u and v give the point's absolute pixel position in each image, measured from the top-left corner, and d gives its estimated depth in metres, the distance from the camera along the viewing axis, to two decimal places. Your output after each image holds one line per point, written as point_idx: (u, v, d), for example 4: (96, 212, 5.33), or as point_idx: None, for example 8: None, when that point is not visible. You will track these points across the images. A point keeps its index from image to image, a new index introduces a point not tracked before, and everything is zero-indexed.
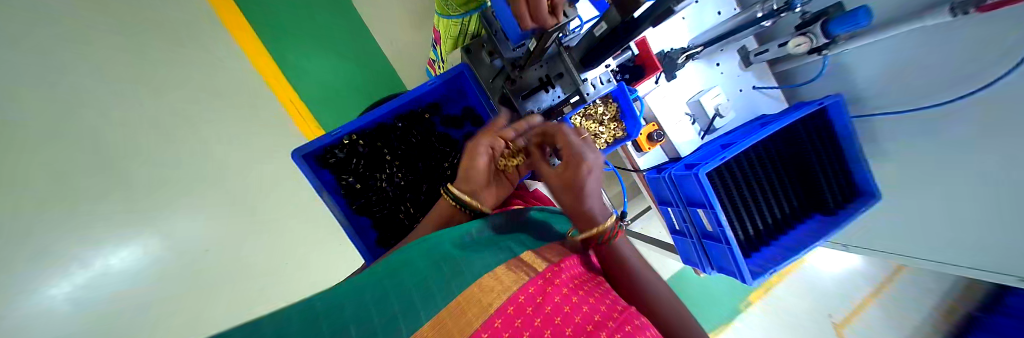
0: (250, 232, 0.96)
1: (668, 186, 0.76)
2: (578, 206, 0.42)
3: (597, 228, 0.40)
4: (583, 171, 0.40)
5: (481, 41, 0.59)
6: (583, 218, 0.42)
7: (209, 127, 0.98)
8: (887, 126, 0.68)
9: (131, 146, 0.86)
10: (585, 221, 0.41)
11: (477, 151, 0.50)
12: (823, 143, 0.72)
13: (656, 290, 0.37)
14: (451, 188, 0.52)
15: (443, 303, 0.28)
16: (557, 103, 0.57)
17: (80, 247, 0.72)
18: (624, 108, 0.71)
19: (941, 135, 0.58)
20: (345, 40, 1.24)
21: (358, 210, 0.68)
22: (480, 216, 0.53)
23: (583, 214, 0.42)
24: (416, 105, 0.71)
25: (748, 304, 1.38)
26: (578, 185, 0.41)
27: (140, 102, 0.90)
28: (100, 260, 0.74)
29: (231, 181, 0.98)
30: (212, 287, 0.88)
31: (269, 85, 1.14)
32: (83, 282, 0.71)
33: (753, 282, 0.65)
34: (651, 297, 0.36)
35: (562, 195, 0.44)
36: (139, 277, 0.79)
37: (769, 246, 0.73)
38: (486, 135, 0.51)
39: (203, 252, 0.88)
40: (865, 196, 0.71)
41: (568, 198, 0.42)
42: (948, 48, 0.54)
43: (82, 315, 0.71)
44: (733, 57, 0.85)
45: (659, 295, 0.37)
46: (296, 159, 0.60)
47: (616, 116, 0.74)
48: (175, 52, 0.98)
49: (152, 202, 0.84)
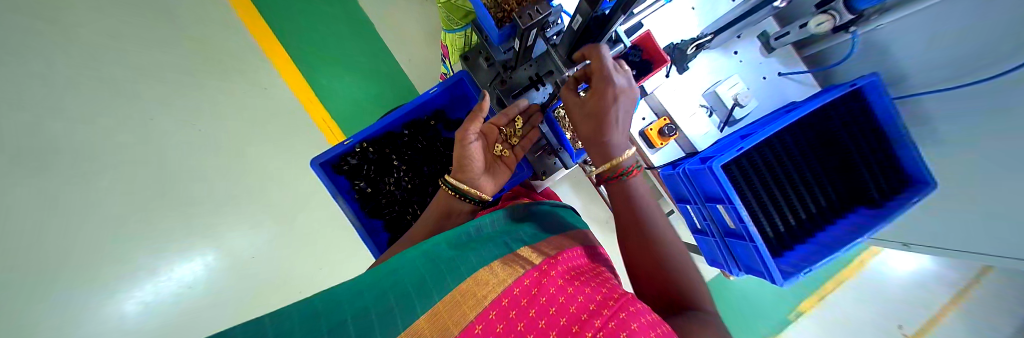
0: (284, 241, 1.08)
1: (684, 182, 0.73)
2: (597, 135, 0.45)
3: (611, 160, 0.45)
4: (608, 101, 0.44)
5: (479, 49, 0.63)
6: (603, 150, 0.46)
7: (250, 145, 1.10)
8: (935, 103, 0.59)
9: (193, 165, 1.04)
10: (602, 155, 0.46)
11: (465, 138, 0.52)
12: (857, 129, 0.65)
13: (673, 257, 0.40)
14: (447, 179, 0.55)
15: (438, 295, 0.27)
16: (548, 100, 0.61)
17: (161, 250, 0.94)
18: None
19: (995, 115, 0.49)
20: (367, 58, 1.29)
21: (370, 213, 0.73)
22: (481, 202, 0.57)
23: (601, 146, 0.46)
24: (424, 114, 0.78)
25: (799, 314, 1.23)
26: (600, 112, 0.45)
27: (199, 127, 1.08)
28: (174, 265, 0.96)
29: (269, 194, 1.09)
30: (253, 286, 1.02)
31: (301, 102, 1.21)
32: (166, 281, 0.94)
33: (785, 283, 0.59)
34: (661, 249, 0.40)
35: (581, 126, 0.48)
36: (194, 278, 0.97)
37: (804, 244, 0.65)
38: (475, 121, 0.53)
39: (246, 256, 1.03)
40: (917, 184, 0.61)
41: (587, 126, 0.47)
42: (994, 20, 0.47)
43: (167, 300, 0.93)
44: (751, 44, 0.80)
45: (675, 261, 0.39)
46: (314, 166, 0.68)
47: None
48: (226, 83, 1.14)
49: (207, 212, 1.01)
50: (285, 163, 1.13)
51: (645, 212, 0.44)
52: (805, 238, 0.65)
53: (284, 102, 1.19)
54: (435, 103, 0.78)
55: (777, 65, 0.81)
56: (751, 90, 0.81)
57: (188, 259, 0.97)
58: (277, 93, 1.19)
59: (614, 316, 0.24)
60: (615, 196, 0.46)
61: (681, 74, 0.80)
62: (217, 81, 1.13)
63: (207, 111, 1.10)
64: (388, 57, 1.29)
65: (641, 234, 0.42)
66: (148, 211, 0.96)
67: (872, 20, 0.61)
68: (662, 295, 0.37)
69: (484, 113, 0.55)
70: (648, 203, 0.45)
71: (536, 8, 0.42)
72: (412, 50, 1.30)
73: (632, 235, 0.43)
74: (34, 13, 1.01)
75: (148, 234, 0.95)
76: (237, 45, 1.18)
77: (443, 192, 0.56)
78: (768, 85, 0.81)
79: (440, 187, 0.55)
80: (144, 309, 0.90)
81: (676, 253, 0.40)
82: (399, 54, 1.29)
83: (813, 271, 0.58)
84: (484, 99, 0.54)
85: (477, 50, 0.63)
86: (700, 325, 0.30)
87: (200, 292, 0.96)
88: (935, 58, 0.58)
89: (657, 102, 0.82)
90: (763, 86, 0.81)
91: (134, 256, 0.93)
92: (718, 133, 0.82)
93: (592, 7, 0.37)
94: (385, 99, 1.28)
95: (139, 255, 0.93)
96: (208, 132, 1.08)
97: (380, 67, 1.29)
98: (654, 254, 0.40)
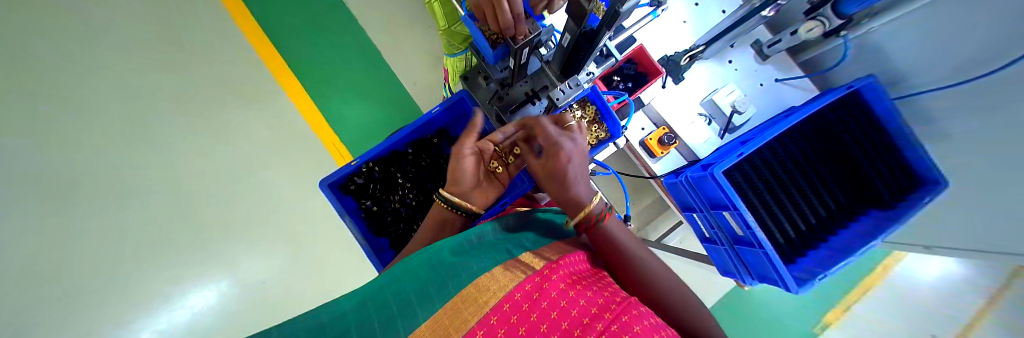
0: (295, 265, 1.09)
1: (689, 190, 0.73)
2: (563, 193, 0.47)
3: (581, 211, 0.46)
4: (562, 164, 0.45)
5: (477, 69, 0.66)
6: (573, 204, 0.47)
7: (263, 172, 1.14)
8: (935, 100, 0.59)
9: (210, 193, 1.08)
10: (573, 207, 0.47)
11: (461, 152, 0.55)
12: (860, 128, 0.65)
13: (666, 289, 0.39)
14: (440, 192, 0.57)
15: (440, 303, 0.28)
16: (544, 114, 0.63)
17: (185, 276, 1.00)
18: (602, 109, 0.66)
19: (996, 109, 0.49)
20: (375, 81, 1.32)
21: (376, 232, 0.75)
22: (473, 215, 0.59)
23: (569, 200, 0.47)
24: (428, 132, 0.81)
25: (826, 327, 1.18)
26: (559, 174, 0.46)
27: (214, 155, 1.12)
28: (190, 292, 0.99)
29: (281, 217, 1.12)
30: (264, 312, 1.03)
31: (312, 127, 1.24)
32: (184, 308, 0.98)
33: (800, 290, 0.56)
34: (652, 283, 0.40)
35: (549, 186, 0.49)
36: (211, 304, 1.00)
37: (817, 249, 0.63)
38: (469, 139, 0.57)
39: (259, 281, 1.05)
40: (928, 182, 0.59)
41: (554, 187, 0.48)
42: (981, 22, 0.48)
43: (187, 325, 0.97)
44: (745, 52, 0.81)
45: (670, 295, 0.38)
46: (322, 187, 0.70)
47: (595, 118, 0.69)
48: (241, 111, 1.18)
49: (228, 237, 1.06)
50: (296, 187, 1.16)
51: (627, 248, 0.44)
52: (817, 243, 0.63)
53: (295, 126, 1.22)
54: (438, 123, 0.80)
55: (774, 72, 0.81)
56: (748, 97, 0.82)
57: (201, 287, 1.00)
58: (290, 118, 1.22)
59: (616, 319, 0.24)
60: (597, 238, 0.46)
61: (677, 85, 0.82)
62: (232, 110, 1.17)
63: (222, 138, 1.14)
64: (396, 80, 1.32)
65: (628, 272, 0.42)
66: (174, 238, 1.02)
67: (862, 25, 0.66)
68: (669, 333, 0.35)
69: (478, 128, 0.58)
70: (629, 239, 0.46)
71: (527, 28, 0.45)
72: (419, 72, 1.34)
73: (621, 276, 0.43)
74: (71, 54, 1.09)
75: (170, 261, 1.00)
76: (252, 75, 1.23)
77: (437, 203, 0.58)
78: (766, 91, 0.81)
79: (434, 200, 0.58)
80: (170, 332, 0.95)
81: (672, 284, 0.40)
82: (406, 77, 1.33)
83: (830, 275, 0.56)
84: (477, 117, 0.58)
85: (476, 69, 0.66)
86: None
87: (217, 317, 0.99)
88: (926, 59, 0.59)
89: (655, 112, 0.84)
90: (760, 92, 0.82)
91: (157, 282, 0.97)
92: (719, 140, 0.82)
93: (579, 27, 0.40)
94: (393, 119, 1.31)
95: (163, 282, 0.98)
96: (223, 158, 1.12)
97: (387, 89, 1.32)
98: (647, 290, 0.39)
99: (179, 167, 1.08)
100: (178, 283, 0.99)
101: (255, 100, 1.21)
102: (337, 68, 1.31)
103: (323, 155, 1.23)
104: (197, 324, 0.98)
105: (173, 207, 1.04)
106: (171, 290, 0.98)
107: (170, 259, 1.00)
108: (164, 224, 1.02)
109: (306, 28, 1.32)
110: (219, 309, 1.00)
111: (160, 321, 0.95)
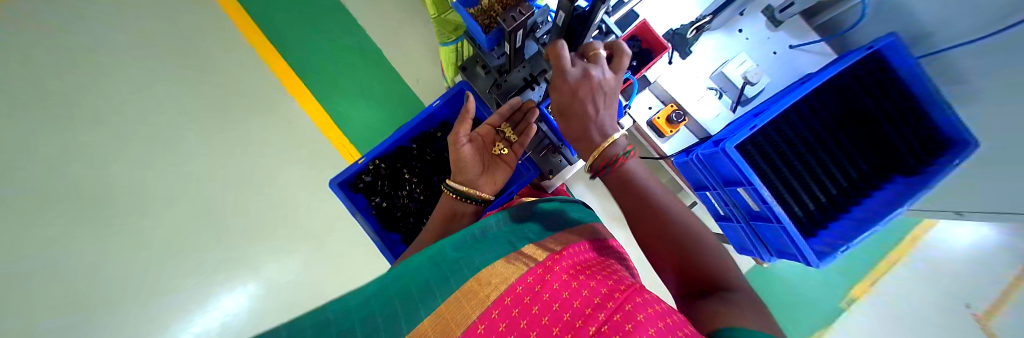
0: (316, 265, 1.13)
1: (700, 168, 0.70)
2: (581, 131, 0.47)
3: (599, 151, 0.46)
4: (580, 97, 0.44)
5: (474, 58, 0.66)
6: (588, 143, 0.47)
7: (278, 176, 1.18)
8: (967, 56, 0.54)
9: (230, 199, 1.12)
10: (589, 146, 0.47)
11: (456, 141, 0.54)
12: (880, 94, 0.61)
13: (692, 237, 0.41)
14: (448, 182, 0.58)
15: (441, 297, 0.28)
16: (544, 99, 0.64)
17: (215, 279, 1.05)
18: None
19: None
20: (378, 80, 1.32)
21: (387, 227, 0.77)
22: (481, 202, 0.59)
23: (586, 138, 0.47)
24: (430, 126, 0.81)
25: (852, 301, 1.15)
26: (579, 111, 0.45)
27: (230, 163, 1.15)
28: (221, 294, 1.05)
29: (299, 220, 1.15)
30: (290, 310, 1.08)
31: (320, 129, 1.26)
32: (216, 309, 1.03)
33: (822, 265, 0.55)
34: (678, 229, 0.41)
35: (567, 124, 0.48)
36: (241, 304, 1.05)
37: (838, 221, 0.60)
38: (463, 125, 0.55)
39: (284, 281, 1.10)
40: (958, 144, 0.55)
41: (573, 126, 0.47)
42: None
43: (222, 325, 1.03)
44: (756, 19, 0.77)
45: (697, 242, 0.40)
46: (332, 186, 0.72)
47: None
48: (251, 118, 1.21)
49: (250, 241, 1.10)
50: (310, 189, 1.19)
51: (649, 193, 0.45)
52: (839, 214, 0.60)
53: (304, 130, 1.24)
54: (439, 116, 0.80)
55: (787, 39, 0.76)
56: (761, 66, 0.77)
57: (231, 289, 1.05)
58: (299, 122, 1.24)
59: (619, 309, 0.24)
60: (617, 176, 0.47)
61: (684, 60, 0.79)
62: (243, 117, 1.20)
63: (236, 146, 1.17)
64: (399, 78, 1.32)
65: (654, 217, 0.43)
66: (201, 245, 1.07)
67: None
68: (693, 282, 0.37)
69: (471, 114, 0.56)
70: (648, 179, 0.47)
71: (518, 10, 0.44)
72: (421, 68, 1.33)
73: (643, 218, 0.44)
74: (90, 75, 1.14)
75: (200, 266, 1.06)
76: (258, 81, 1.25)
77: (445, 195, 0.59)
78: (780, 60, 0.77)
79: (443, 190, 0.58)
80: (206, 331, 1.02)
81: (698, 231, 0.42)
82: (408, 74, 1.33)
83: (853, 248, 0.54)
84: (469, 100, 0.56)
85: (473, 59, 0.66)
86: (735, 307, 0.29)
87: (247, 317, 1.05)
88: (953, 10, 0.54)
89: (661, 90, 0.81)
90: (774, 61, 0.77)
91: (190, 287, 1.03)
92: (731, 115, 0.79)
93: (572, 4, 0.39)
94: (398, 117, 1.31)
95: (196, 285, 1.04)
96: (237, 166, 1.16)
97: (391, 87, 1.32)
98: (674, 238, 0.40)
99: (198, 176, 1.13)
100: (211, 286, 1.05)
101: (263, 107, 1.23)
102: (340, 69, 1.32)
103: (333, 156, 1.25)
104: (229, 323, 1.03)
105: (198, 214, 1.10)
106: (204, 292, 1.04)
107: (201, 264, 1.06)
108: (192, 231, 1.08)
109: (304, 30, 1.32)
110: (248, 308, 1.05)
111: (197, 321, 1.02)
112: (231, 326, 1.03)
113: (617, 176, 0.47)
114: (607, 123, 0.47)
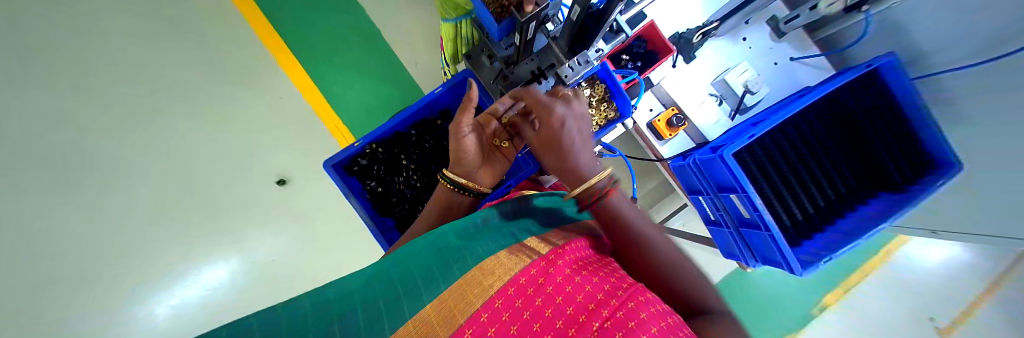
0: (306, 247, 1.12)
1: (696, 172, 0.72)
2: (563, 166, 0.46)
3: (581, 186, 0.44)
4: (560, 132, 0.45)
5: (481, 47, 0.65)
6: (571, 175, 0.46)
7: (268, 155, 1.14)
8: (960, 80, 0.55)
9: (216, 175, 1.09)
10: (574, 180, 0.45)
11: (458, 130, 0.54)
12: (879, 114, 0.62)
13: (686, 273, 0.38)
14: (446, 173, 0.57)
15: (443, 285, 0.28)
16: None
17: (196, 255, 1.03)
18: (611, 90, 0.65)
19: None
20: (377, 62, 1.28)
21: (382, 212, 0.76)
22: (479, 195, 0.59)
23: (570, 173, 0.46)
24: (430, 114, 0.80)
25: (824, 309, 1.20)
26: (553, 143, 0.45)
27: (214, 138, 1.11)
28: (199, 272, 1.02)
29: (289, 200, 1.13)
30: (278, 290, 1.08)
31: (315, 110, 1.22)
32: (195, 286, 1.01)
33: (805, 273, 0.56)
34: (677, 276, 0.38)
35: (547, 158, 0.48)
36: (224, 280, 1.03)
37: (824, 232, 0.62)
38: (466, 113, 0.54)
39: (272, 261, 1.09)
40: (943, 166, 0.57)
41: (552, 158, 0.47)
42: None
43: (201, 301, 1.01)
44: (761, 29, 0.77)
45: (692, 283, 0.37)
46: (326, 167, 0.71)
47: (604, 97, 0.68)
48: (239, 92, 1.16)
49: (235, 220, 1.07)
50: (301, 170, 1.17)
51: (633, 223, 0.44)
52: (824, 226, 0.63)
53: (298, 108, 1.20)
54: (440, 104, 0.79)
55: (789, 51, 0.77)
56: (762, 76, 0.78)
57: (214, 265, 1.03)
58: (293, 100, 1.20)
59: (622, 306, 0.24)
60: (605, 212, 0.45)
61: (689, 64, 0.80)
62: (231, 91, 1.15)
63: (222, 119, 1.12)
64: (399, 62, 1.29)
65: (645, 256, 0.41)
66: (179, 221, 1.03)
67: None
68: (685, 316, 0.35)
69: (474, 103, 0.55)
70: (629, 208, 0.46)
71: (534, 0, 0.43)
72: (422, 54, 1.30)
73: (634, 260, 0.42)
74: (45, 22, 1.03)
75: (179, 242, 1.02)
76: (248, 52, 1.19)
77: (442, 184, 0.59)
78: (781, 71, 0.78)
79: (440, 181, 0.58)
80: (187, 306, 1.00)
81: (692, 273, 0.39)
82: (408, 58, 1.30)
83: (835, 259, 0.56)
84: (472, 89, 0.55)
85: (480, 48, 0.65)
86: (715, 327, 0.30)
87: (229, 294, 1.03)
88: (951, 34, 0.56)
89: (663, 92, 0.81)
90: (774, 72, 0.78)
91: (168, 263, 1.00)
92: (729, 122, 0.80)
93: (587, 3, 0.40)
94: (396, 104, 1.29)
95: (174, 262, 1.01)
96: (224, 141, 1.11)
97: (390, 72, 1.29)
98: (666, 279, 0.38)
99: (177, 148, 1.08)
100: (194, 260, 1.02)
101: (254, 80, 1.18)
102: (338, 48, 1.27)
103: (328, 137, 1.22)
104: (210, 299, 1.02)
105: (179, 188, 1.05)
106: (184, 269, 1.01)
107: (180, 241, 1.02)
108: (173, 206, 1.04)
109: (301, 6, 1.26)
110: (230, 285, 1.04)
111: (176, 297, 0.99)
112: (211, 302, 1.02)
113: (607, 209, 0.45)
114: (585, 160, 0.46)
